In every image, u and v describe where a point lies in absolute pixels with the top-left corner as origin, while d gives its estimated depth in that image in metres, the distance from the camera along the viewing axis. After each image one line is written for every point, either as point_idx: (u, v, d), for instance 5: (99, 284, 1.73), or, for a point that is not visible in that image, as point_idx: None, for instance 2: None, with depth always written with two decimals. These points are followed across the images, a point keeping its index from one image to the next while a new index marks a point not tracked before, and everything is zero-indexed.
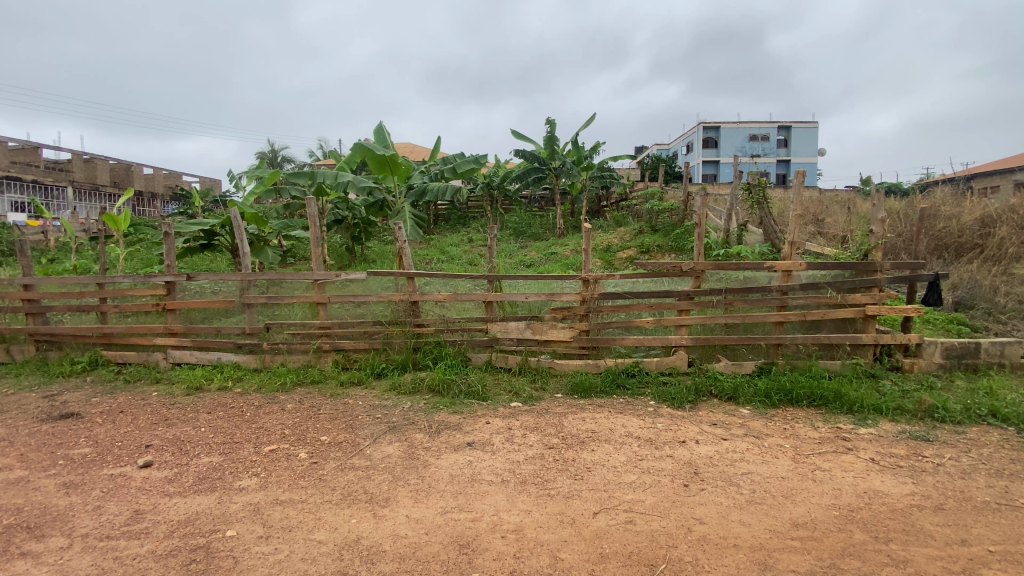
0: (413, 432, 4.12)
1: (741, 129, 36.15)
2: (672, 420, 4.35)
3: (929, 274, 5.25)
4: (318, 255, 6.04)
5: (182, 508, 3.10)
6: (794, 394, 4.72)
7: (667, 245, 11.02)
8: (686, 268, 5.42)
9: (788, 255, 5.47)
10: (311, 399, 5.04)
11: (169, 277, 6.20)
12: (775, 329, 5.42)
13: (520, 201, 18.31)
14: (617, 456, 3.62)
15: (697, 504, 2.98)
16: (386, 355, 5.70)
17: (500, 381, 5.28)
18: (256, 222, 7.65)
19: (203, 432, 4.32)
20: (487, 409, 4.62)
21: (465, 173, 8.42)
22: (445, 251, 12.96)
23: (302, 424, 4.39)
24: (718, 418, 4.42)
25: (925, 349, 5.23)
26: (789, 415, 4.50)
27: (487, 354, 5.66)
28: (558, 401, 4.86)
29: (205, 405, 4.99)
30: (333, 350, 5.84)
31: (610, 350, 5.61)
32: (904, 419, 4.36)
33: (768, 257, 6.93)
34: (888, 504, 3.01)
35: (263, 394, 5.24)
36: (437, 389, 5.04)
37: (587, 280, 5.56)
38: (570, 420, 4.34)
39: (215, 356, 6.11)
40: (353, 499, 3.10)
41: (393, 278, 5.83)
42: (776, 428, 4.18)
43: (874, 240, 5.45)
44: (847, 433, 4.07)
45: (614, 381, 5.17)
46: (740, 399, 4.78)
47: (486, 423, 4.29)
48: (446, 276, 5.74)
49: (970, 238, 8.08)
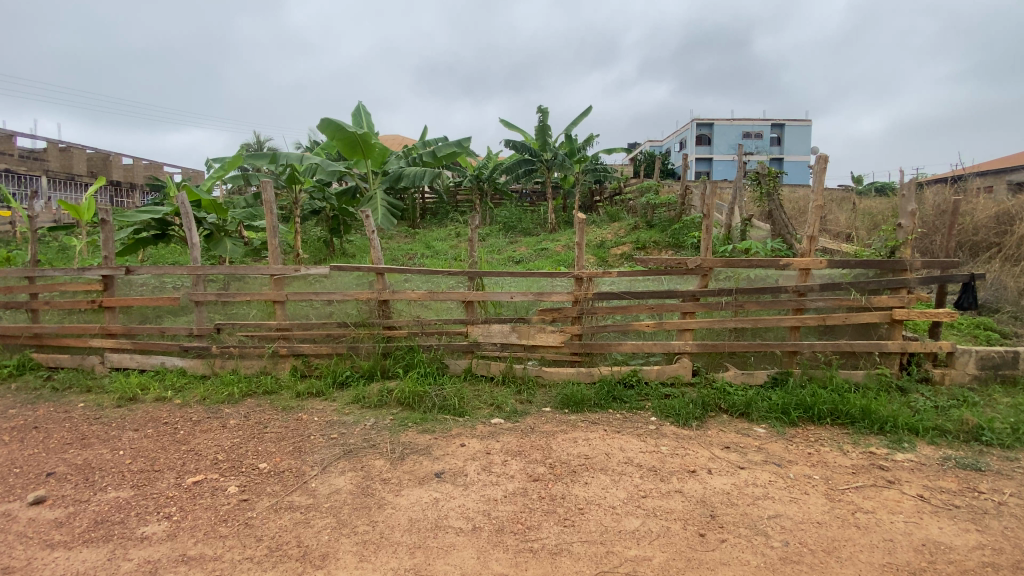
0: (373, 457, 3.46)
1: (735, 126, 35.80)
2: (679, 443, 3.71)
3: (964, 275, 4.68)
4: (272, 247, 5.28)
5: (58, 567, 2.42)
6: (816, 410, 4.14)
7: (663, 241, 10.30)
8: (692, 265, 4.74)
9: (807, 251, 4.82)
10: (259, 413, 4.32)
11: (105, 271, 5.44)
12: (791, 334, 4.82)
13: (511, 195, 17.66)
14: (614, 492, 2.97)
15: (717, 564, 2.34)
16: (350, 362, 5.00)
17: (479, 393, 4.59)
18: (215, 210, 6.86)
19: (122, 457, 3.64)
20: (463, 428, 3.95)
21: (446, 158, 7.55)
22: (431, 246, 12.23)
23: (241, 446, 3.70)
24: (731, 440, 3.79)
25: (957, 358, 4.68)
26: (811, 435, 3.91)
27: (466, 361, 4.98)
28: (546, 417, 4.21)
29: (134, 421, 4.30)
30: (290, 354, 5.12)
31: (605, 356, 4.96)
32: (945, 442, 3.81)
33: (783, 255, 6.09)
34: (956, 563, 2.42)
35: (205, 406, 4.52)
36: (406, 402, 4.36)
37: (580, 278, 4.86)
38: (559, 442, 3.69)
39: (158, 361, 5.36)
40: (281, 556, 2.43)
41: (363, 273, 5.17)
42: (799, 453, 3.59)
43: (902, 236, 4.82)
44: (884, 461, 3.51)
45: (610, 393, 4.52)
46: (754, 415, 4.17)
47: (461, 445, 3.63)
48: (422, 272, 5.04)
49: (985, 236, 7.59)
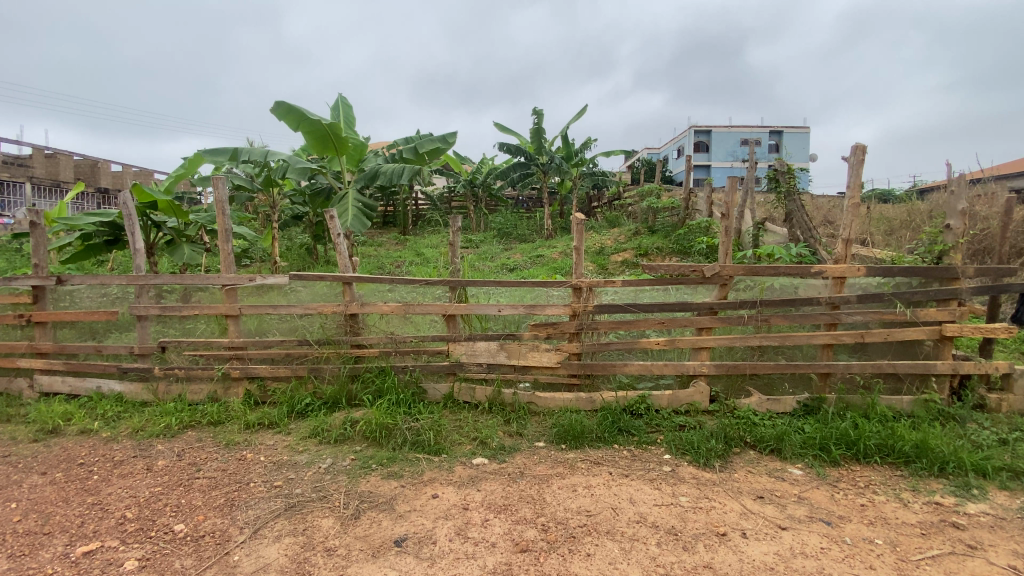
0: (320, 515, 2.77)
1: (733, 133, 35.44)
2: (701, 491, 3.04)
3: (1022, 285, 4.04)
4: (223, 253, 4.57)
5: None
6: (862, 446, 3.47)
7: (668, 247, 9.68)
8: (709, 274, 4.04)
9: (841, 257, 4.14)
10: (197, 450, 3.63)
11: (33, 282, 4.75)
12: (822, 353, 4.15)
13: (506, 201, 17.04)
14: (625, 570, 2.29)
15: None
16: (312, 387, 4.31)
17: (461, 425, 3.90)
18: (174, 212, 6.15)
19: (11, 513, 2.93)
20: (437, 471, 3.25)
21: (429, 154, 6.82)
22: (421, 254, 11.54)
23: (162, 498, 3.00)
24: (765, 486, 3.11)
25: (1015, 381, 4.03)
26: (859, 479, 3.24)
27: (447, 385, 4.30)
28: (539, 455, 3.53)
29: (45, 461, 3.59)
30: (243, 377, 4.43)
31: (608, 379, 4.28)
32: (1020, 487, 3.14)
33: (809, 261, 5.37)
34: None
35: (135, 442, 3.82)
36: (373, 437, 3.67)
37: (579, 288, 4.17)
38: (552, 490, 3.01)
39: (93, 385, 4.66)
40: None
41: (328, 283, 4.47)
42: (850, 506, 2.91)
43: (950, 239, 4.17)
44: (956, 518, 2.83)
45: (615, 424, 3.84)
46: (787, 452, 3.50)
47: (433, 497, 2.94)
48: (395, 283, 4.34)
49: (1016, 241, 6.98)
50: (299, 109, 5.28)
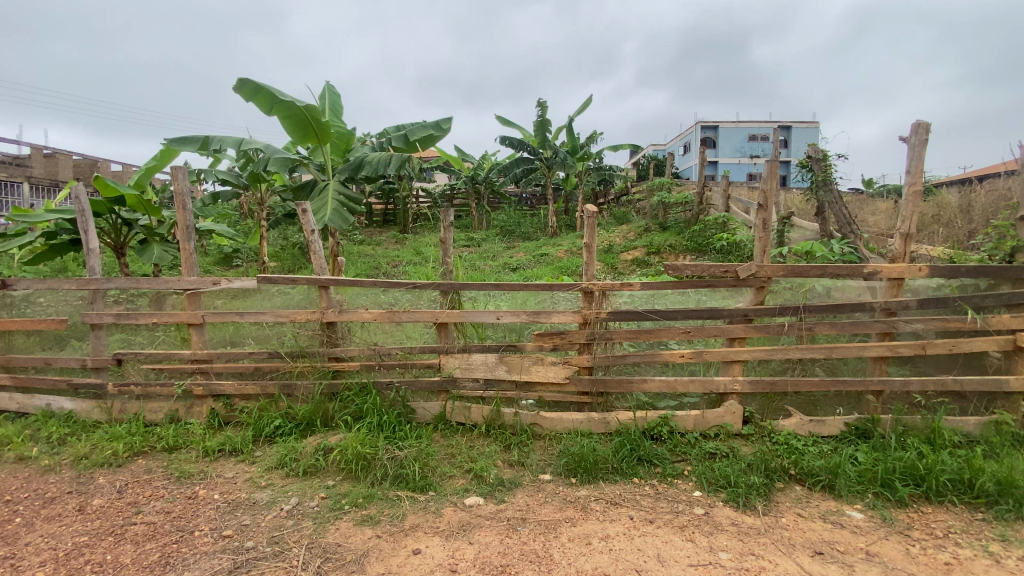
0: None
1: (741, 128, 34.67)
2: (743, 544, 2.46)
3: None
4: (186, 253, 4.02)
5: None
6: (933, 483, 2.88)
7: (681, 244, 9.08)
8: (744, 275, 3.45)
9: (898, 254, 3.54)
10: (143, 486, 3.09)
11: None
12: (874, 367, 3.57)
13: (509, 198, 16.46)
14: None
15: None
16: (284, 406, 3.76)
17: (454, 452, 3.35)
18: (147, 210, 5.66)
19: None
20: (422, 516, 2.70)
21: (421, 142, 6.24)
22: (421, 253, 11.00)
23: (86, 553, 2.46)
24: (822, 537, 2.53)
25: None
26: (935, 527, 2.65)
27: (438, 403, 3.75)
28: (544, 491, 2.97)
29: None
30: (208, 395, 3.89)
31: (625, 397, 3.71)
32: None
33: (852, 259, 4.73)
34: None
35: (76, 474, 3.28)
36: (349, 468, 3.12)
37: (591, 292, 3.59)
38: (561, 544, 2.45)
39: (42, 402, 4.12)
40: None
41: (303, 288, 3.92)
42: (933, 568, 2.33)
43: None
44: None
45: (634, 453, 3.27)
46: (842, 490, 2.92)
47: (414, 553, 2.38)
48: (379, 286, 3.78)
49: None
50: (269, 89, 4.74)
